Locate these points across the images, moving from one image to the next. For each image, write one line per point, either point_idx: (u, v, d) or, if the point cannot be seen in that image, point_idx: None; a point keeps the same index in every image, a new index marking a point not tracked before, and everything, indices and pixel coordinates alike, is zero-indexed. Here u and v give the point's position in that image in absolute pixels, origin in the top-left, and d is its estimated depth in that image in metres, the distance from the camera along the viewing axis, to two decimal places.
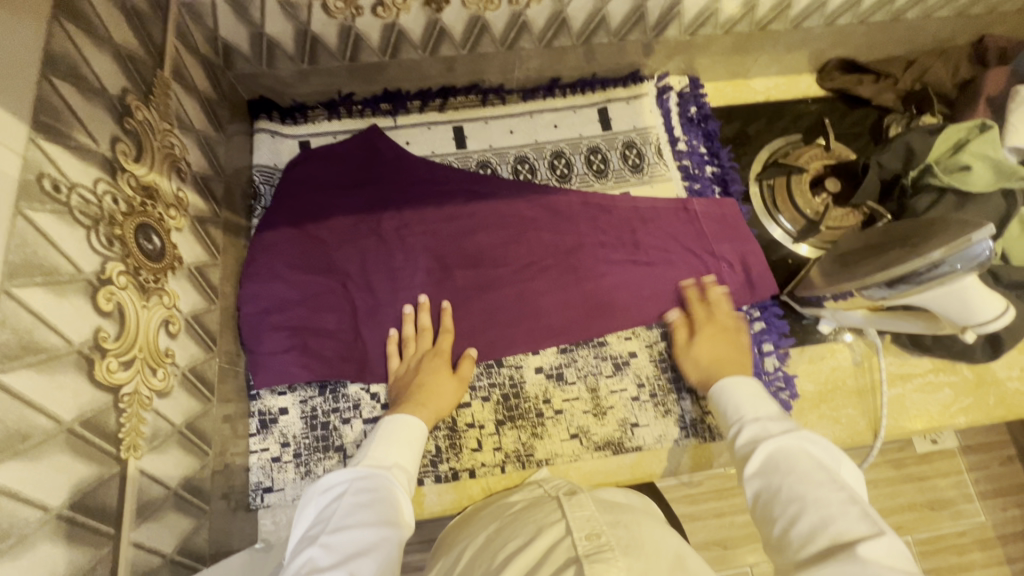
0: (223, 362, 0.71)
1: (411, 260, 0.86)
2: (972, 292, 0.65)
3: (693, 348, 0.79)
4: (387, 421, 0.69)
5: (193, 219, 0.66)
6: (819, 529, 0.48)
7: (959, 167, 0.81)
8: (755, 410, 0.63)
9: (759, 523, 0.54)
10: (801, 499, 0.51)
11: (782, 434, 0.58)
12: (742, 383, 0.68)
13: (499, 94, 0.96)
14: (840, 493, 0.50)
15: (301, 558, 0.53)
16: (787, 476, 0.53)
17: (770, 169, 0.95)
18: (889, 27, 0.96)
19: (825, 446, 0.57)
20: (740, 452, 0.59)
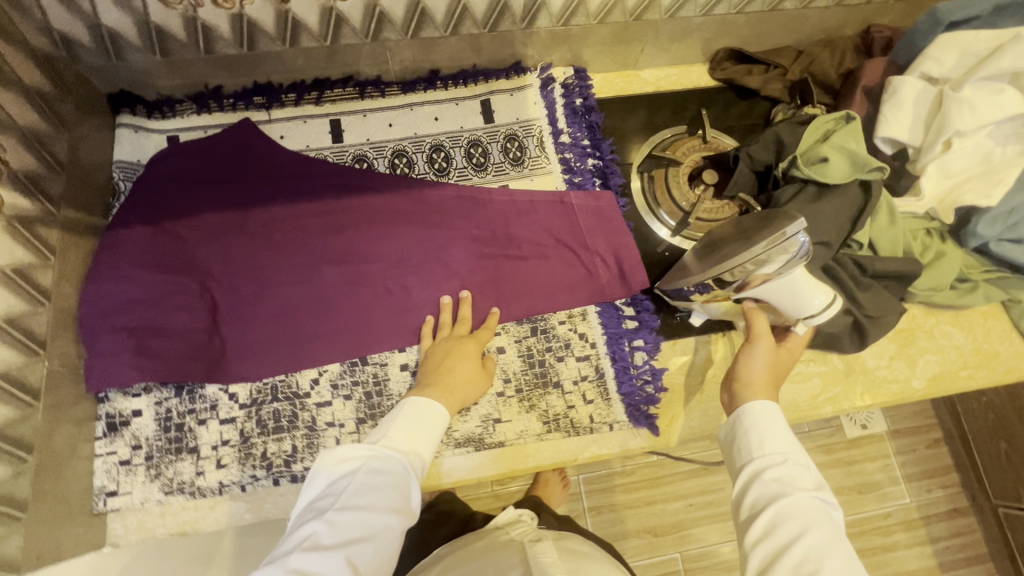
0: (58, 365, 0.69)
1: (278, 257, 0.85)
2: (797, 283, 0.67)
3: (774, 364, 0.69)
4: (411, 400, 0.69)
5: (9, 218, 0.64)
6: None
7: (819, 158, 0.81)
8: (791, 455, 0.60)
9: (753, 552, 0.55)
10: (815, 561, 0.52)
11: (810, 495, 0.57)
12: (776, 420, 0.62)
13: (377, 87, 0.95)
14: (849, 563, 0.52)
15: (309, 529, 0.55)
16: (807, 533, 0.54)
17: (649, 160, 0.95)
18: (768, 17, 0.96)
19: (833, 506, 0.58)
20: (766, 489, 0.58)
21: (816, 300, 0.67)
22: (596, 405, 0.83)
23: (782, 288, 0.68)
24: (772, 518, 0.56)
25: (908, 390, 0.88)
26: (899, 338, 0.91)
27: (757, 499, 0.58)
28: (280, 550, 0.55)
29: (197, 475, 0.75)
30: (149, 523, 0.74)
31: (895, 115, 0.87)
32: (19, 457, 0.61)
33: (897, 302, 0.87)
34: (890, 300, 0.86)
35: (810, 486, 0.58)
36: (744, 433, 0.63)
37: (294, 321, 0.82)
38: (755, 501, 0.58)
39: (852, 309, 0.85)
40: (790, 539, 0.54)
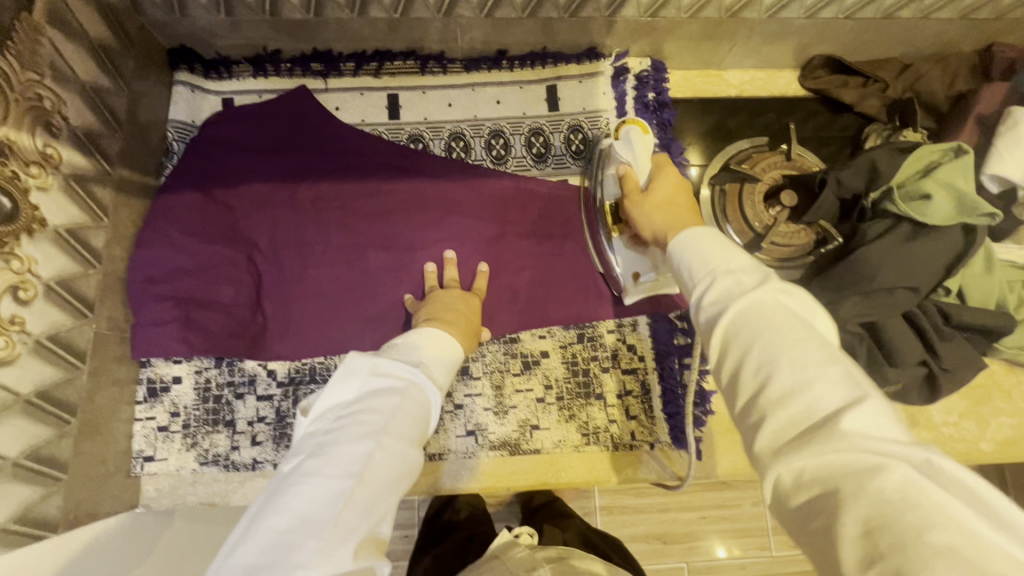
0: (104, 327, 0.69)
1: (324, 236, 0.81)
2: (619, 145, 0.74)
3: (646, 198, 0.66)
4: (432, 334, 0.63)
5: (65, 176, 0.62)
6: (793, 393, 0.37)
7: (920, 195, 0.74)
8: (725, 261, 0.47)
9: (722, 379, 0.42)
10: (772, 363, 0.39)
11: (755, 292, 0.42)
12: (706, 236, 0.50)
13: (439, 63, 0.89)
14: (819, 353, 0.38)
15: (359, 451, 0.47)
16: (757, 335, 0.40)
17: (723, 173, 0.89)
18: (880, 26, 0.86)
19: (801, 298, 0.43)
20: (706, 316, 0.44)
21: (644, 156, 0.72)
22: (638, 422, 0.80)
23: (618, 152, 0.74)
24: (724, 333, 0.42)
25: (975, 453, 0.81)
26: (972, 396, 0.84)
27: (707, 318, 0.44)
28: (320, 469, 0.45)
29: (231, 449, 0.76)
30: (181, 489, 0.75)
31: (1011, 152, 0.77)
32: (63, 420, 0.62)
33: (980, 358, 0.79)
34: (974, 355, 0.77)
35: (756, 282, 0.43)
36: (679, 265, 0.50)
37: (339, 303, 0.80)
38: (706, 333, 0.44)
39: (930, 361, 0.77)
40: (739, 350, 0.41)
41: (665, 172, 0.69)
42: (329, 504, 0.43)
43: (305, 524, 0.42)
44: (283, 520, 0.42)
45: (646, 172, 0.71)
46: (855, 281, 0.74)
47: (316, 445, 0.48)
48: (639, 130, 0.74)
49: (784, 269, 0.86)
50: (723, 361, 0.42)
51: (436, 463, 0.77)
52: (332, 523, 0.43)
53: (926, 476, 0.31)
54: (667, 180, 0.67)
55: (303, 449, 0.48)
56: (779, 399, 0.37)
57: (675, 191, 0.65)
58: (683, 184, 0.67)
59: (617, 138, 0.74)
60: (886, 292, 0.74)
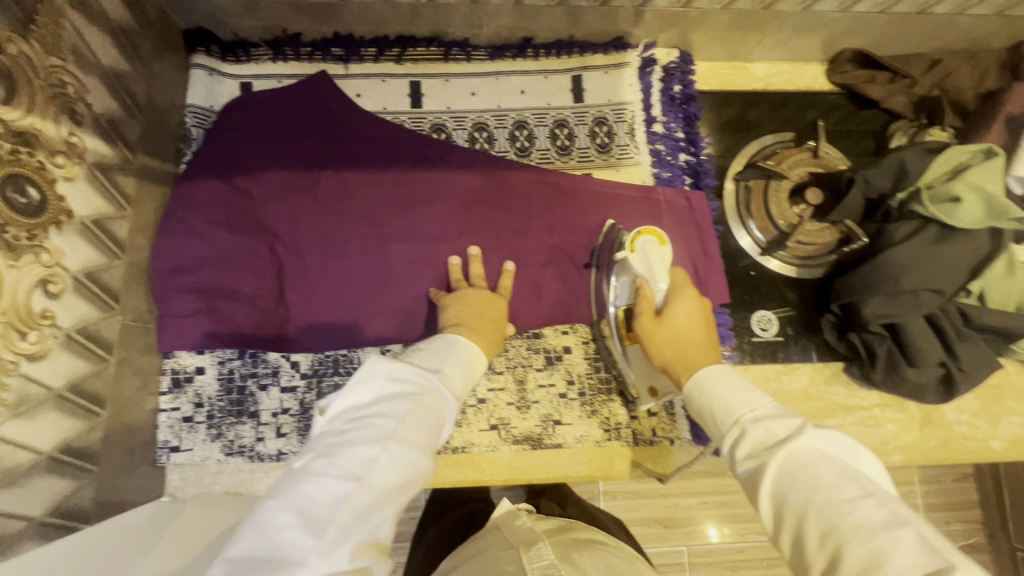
0: (129, 319, 0.68)
1: (345, 228, 0.80)
2: (634, 258, 0.71)
3: (663, 326, 0.66)
4: (449, 342, 0.63)
5: (90, 165, 0.61)
6: (868, 571, 0.38)
7: (949, 198, 0.73)
8: (750, 406, 0.52)
9: (785, 546, 0.44)
10: (835, 530, 0.41)
11: (803, 442, 0.46)
12: (724, 380, 0.57)
13: (463, 49, 0.87)
14: (877, 510, 0.40)
15: (366, 455, 0.46)
16: (808, 496, 0.43)
17: (749, 170, 0.87)
18: (912, 21, 0.85)
19: (842, 443, 0.46)
20: (743, 469, 0.48)
21: (662, 273, 0.70)
22: (659, 418, 0.81)
23: (633, 264, 0.71)
24: (776, 482, 0.45)
25: (986, 451, 0.83)
26: (984, 395, 0.85)
27: (751, 461, 0.48)
28: (326, 468, 0.45)
29: (256, 440, 0.76)
30: (206, 479, 0.76)
31: None
32: (93, 412, 0.61)
33: (995, 358, 0.80)
34: (991, 356, 0.78)
35: (789, 432, 0.48)
36: (709, 412, 0.55)
37: (361, 296, 0.79)
38: (752, 486, 0.47)
39: (947, 362, 0.78)
40: (795, 512, 0.43)
41: (685, 297, 0.68)
42: (332, 505, 0.43)
43: (306, 523, 0.42)
44: (284, 516, 0.42)
45: (662, 292, 0.70)
46: (879, 282, 0.75)
47: (325, 445, 0.47)
48: (656, 241, 0.72)
49: (808, 266, 0.87)
50: (781, 521, 0.45)
51: (459, 456, 0.78)
52: (331, 522, 0.42)
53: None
54: (687, 307, 0.67)
55: (314, 448, 0.48)
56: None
57: (694, 325, 0.66)
58: (703, 313, 0.67)
59: (634, 252, 0.71)
60: (912, 295, 0.74)
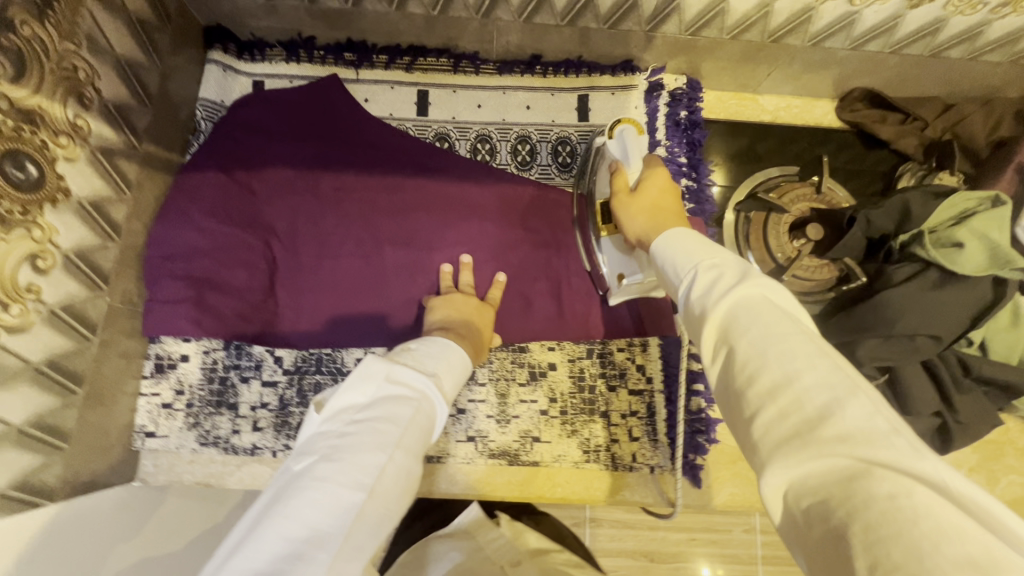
0: (117, 300, 0.69)
1: (342, 230, 0.80)
2: (613, 144, 0.71)
3: (638, 199, 0.63)
4: (435, 342, 0.63)
5: (93, 148, 0.62)
6: (784, 390, 0.33)
7: (952, 243, 0.72)
8: (706, 258, 0.45)
9: (712, 376, 0.39)
10: (763, 363, 0.35)
11: (749, 281, 0.40)
12: (681, 237, 0.50)
13: (472, 62, 0.88)
14: (806, 344, 0.35)
15: (372, 463, 0.45)
16: (750, 328, 0.37)
17: (748, 202, 0.86)
18: (926, 63, 0.84)
19: (785, 292, 0.40)
20: (693, 312, 0.42)
21: (638, 153, 0.69)
22: (641, 444, 0.79)
23: (611, 149, 0.71)
24: (717, 324, 0.39)
25: None
26: (983, 449, 0.82)
27: (701, 296, 0.42)
28: (331, 477, 0.43)
29: (232, 432, 0.76)
30: (179, 467, 0.76)
31: None
32: (70, 389, 0.62)
33: (995, 412, 0.76)
34: (992, 411, 0.75)
35: (738, 276, 0.41)
36: (665, 268, 0.49)
37: (352, 296, 0.79)
38: (696, 329, 0.41)
39: (943, 412, 0.75)
40: (726, 345, 0.38)
41: (658, 175, 0.65)
42: (341, 516, 0.42)
43: (318, 535, 0.40)
44: (289, 529, 0.40)
45: (638, 169, 0.68)
46: (875, 324, 0.73)
47: (328, 449, 0.46)
48: (635, 130, 0.70)
49: (805, 302, 0.85)
50: (715, 355, 0.39)
51: (434, 465, 0.77)
52: (343, 537, 0.41)
53: (919, 479, 0.27)
54: (658, 182, 0.65)
55: (315, 451, 0.46)
56: (770, 393, 0.34)
57: (663, 195, 0.63)
58: (671, 189, 0.65)
59: (612, 137, 0.71)
60: (909, 340, 0.72)
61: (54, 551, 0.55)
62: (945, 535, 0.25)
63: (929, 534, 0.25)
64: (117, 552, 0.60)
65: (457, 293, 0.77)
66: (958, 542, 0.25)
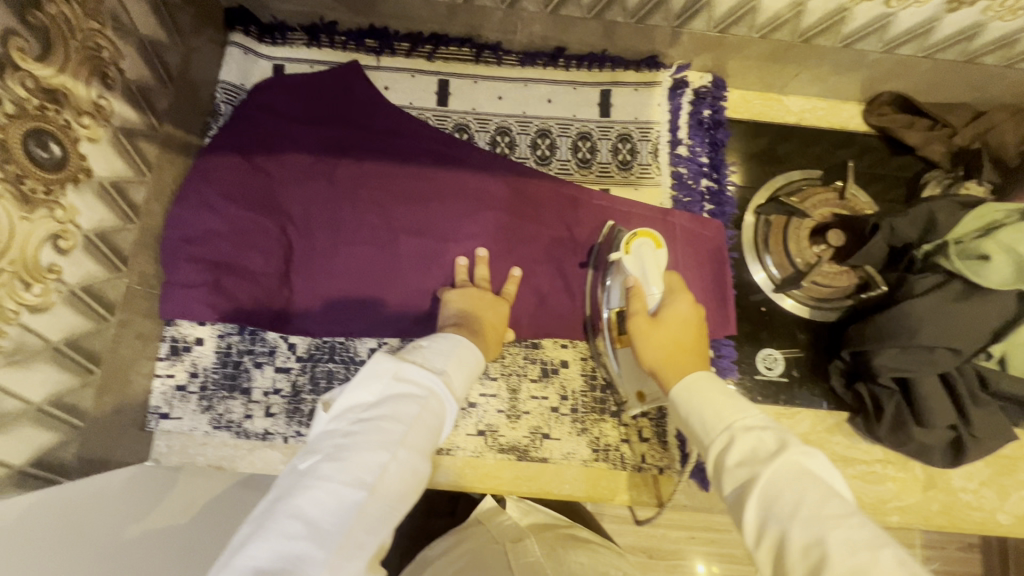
0: (135, 281, 0.69)
1: (358, 218, 0.80)
2: (627, 260, 0.71)
3: (656, 332, 0.65)
4: (446, 338, 0.62)
5: (115, 129, 0.62)
6: (838, 568, 0.38)
7: (978, 255, 0.69)
8: (740, 416, 0.50)
9: (760, 546, 0.43)
10: (819, 541, 0.39)
11: (790, 454, 0.45)
12: (709, 390, 0.55)
13: (495, 53, 0.87)
14: (858, 527, 0.40)
15: (374, 462, 0.46)
16: (796, 514, 0.41)
17: (772, 205, 0.84)
18: (960, 69, 0.82)
19: (819, 457, 0.45)
20: (730, 493, 0.46)
21: (656, 277, 0.70)
22: (650, 445, 0.79)
23: (627, 266, 0.71)
24: (759, 507, 0.44)
25: (990, 524, 0.79)
26: (995, 464, 0.81)
27: (733, 495, 0.46)
28: (335, 474, 0.45)
29: (245, 417, 0.77)
30: (191, 449, 0.77)
31: None
32: (88, 369, 0.63)
33: (1011, 428, 0.75)
34: (1008, 426, 0.74)
35: (778, 445, 0.46)
36: (688, 418, 0.54)
37: (367, 286, 0.79)
38: (737, 505, 0.45)
39: (959, 425, 0.74)
40: (773, 525, 0.42)
41: (679, 302, 0.67)
42: (343, 514, 0.43)
43: (319, 533, 0.42)
44: (293, 525, 0.42)
45: (657, 295, 0.68)
46: (894, 334, 0.72)
47: (333, 448, 0.47)
48: (651, 244, 0.72)
49: (821, 309, 0.85)
50: (760, 543, 0.43)
51: (443, 458, 0.77)
52: (344, 534, 0.42)
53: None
54: (679, 312, 0.66)
55: (320, 449, 0.47)
56: (828, 574, 0.38)
57: (684, 329, 0.65)
58: (693, 318, 0.66)
59: (628, 253, 0.71)
60: (927, 352, 0.71)
61: (75, 523, 0.55)
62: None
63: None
64: (139, 521, 0.61)
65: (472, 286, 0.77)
66: None
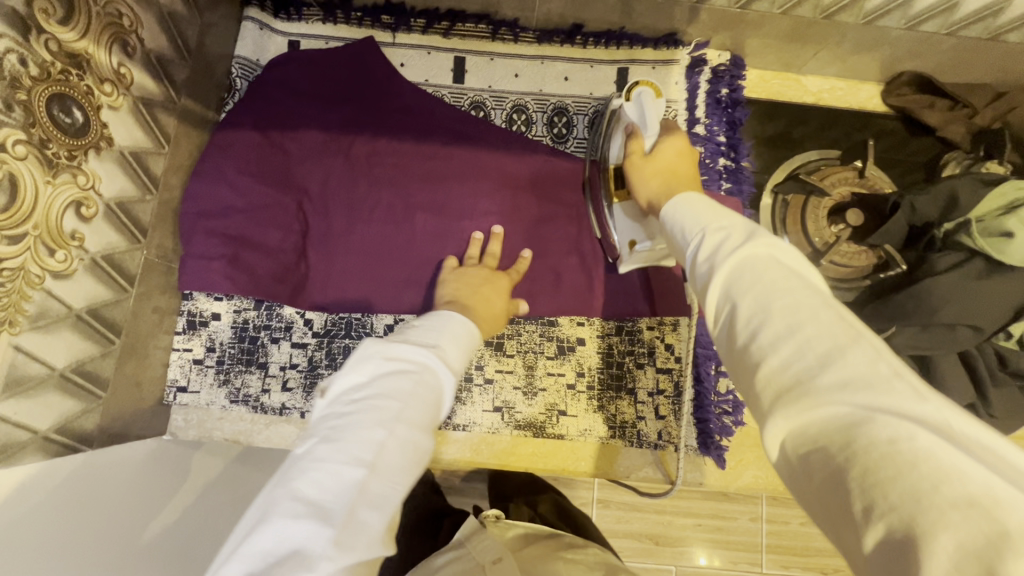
0: (153, 254, 0.69)
1: (374, 194, 0.80)
2: (630, 107, 0.73)
3: (649, 164, 0.65)
4: (437, 315, 0.60)
5: (135, 99, 0.62)
6: (784, 340, 0.32)
7: (1001, 233, 0.69)
8: (716, 222, 0.43)
9: (714, 328, 0.37)
10: (765, 312, 0.33)
11: (761, 243, 0.38)
12: (693, 200, 0.49)
13: (512, 30, 0.86)
14: (811, 299, 0.33)
15: (371, 440, 0.43)
16: (749, 288, 0.35)
17: (789, 182, 0.87)
18: (983, 47, 0.80)
19: (791, 251, 0.38)
20: (698, 276, 0.40)
21: (654, 119, 0.71)
22: (667, 423, 0.79)
23: (628, 112, 0.73)
24: (722, 291, 0.37)
25: None
26: None
27: (703, 277, 0.40)
28: (329, 457, 0.42)
29: (262, 391, 0.77)
30: (209, 423, 0.77)
31: None
32: (108, 339, 0.63)
33: None
34: None
35: (744, 237, 0.40)
36: (673, 228, 0.48)
37: (385, 263, 0.79)
38: (701, 293, 0.40)
39: (978, 403, 0.73)
40: (727, 301, 0.36)
41: (673, 139, 0.68)
42: (341, 495, 0.40)
43: (319, 516, 0.39)
44: (291, 512, 0.39)
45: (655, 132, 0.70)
46: (914, 310, 0.71)
47: (329, 430, 0.44)
48: (652, 93, 0.73)
49: (839, 289, 0.83)
50: (717, 321, 0.37)
51: (459, 434, 0.78)
52: (345, 515, 0.40)
53: (919, 422, 0.26)
54: (675, 146, 0.67)
55: (314, 433, 0.45)
56: (771, 347, 0.32)
57: (679, 159, 0.65)
58: (688, 151, 0.67)
59: (630, 100, 0.72)
60: (948, 329, 0.70)
61: (98, 505, 0.55)
62: (945, 479, 0.24)
63: (930, 478, 0.24)
64: (163, 506, 0.61)
65: (477, 265, 0.76)
66: (961, 482, 0.23)
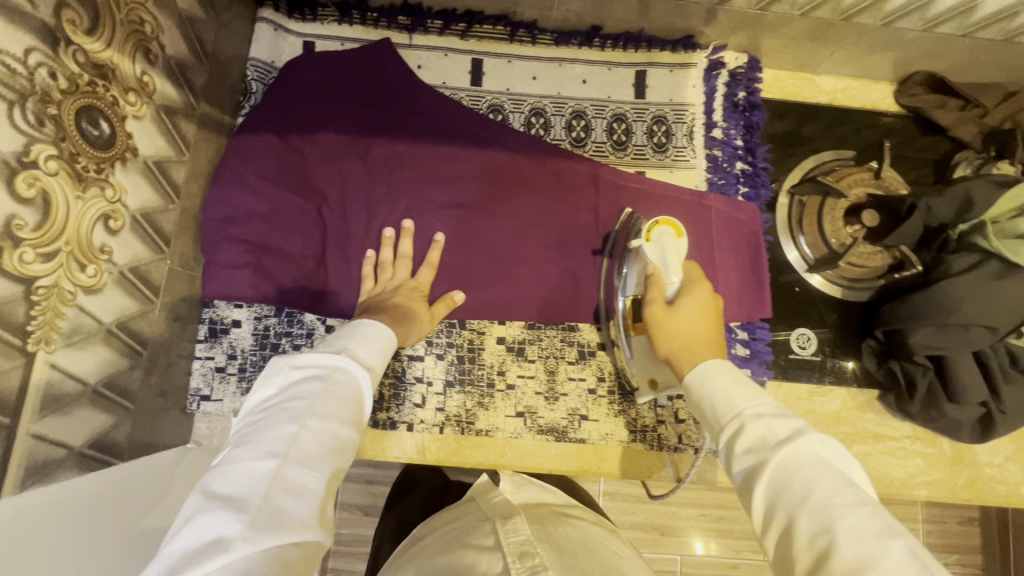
0: (176, 264, 0.69)
1: (393, 199, 0.79)
2: (649, 247, 0.69)
3: (671, 320, 0.63)
4: (355, 322, 0.62)
5: (157, 107, 0.61)
6: (859, 565, 0.37)
7: (1016, 234, 0.71)
8: (750, 403, 0.50)
9: (769, 534, 0.43)
10: (828, 530, 0.39)
11: (806, 441, 0.44)
12: (720, 372, 0.54)
13: (530, 31, 0.86)
14: (871, 518, 0.39)
15: (281, 435, 0.45)
16: (808, 494, 0.41)
17: (806, 185, 0.86)
18: (997, 48, 0.81)
19: (835, 447, 0.45)
20: (737, 470, 0.46)
21: (676, 265, 0.67)
22: (687, 426, 0.80)
23: (647, 254, 0.69)
24: (768, 488, 0.44)
25: (1014, 497, 0.81)
26: (1020, 440, 0.83)
27: (745, 470, 0.46)
28: (247, 454, 0.45)
29: None
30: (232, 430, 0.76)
31: None
32: (136, 351, 0.62)
33: None
34: None
35: (787, 431, 0.46)
36: (701, 405, 0.53)
37: None
38: (746, 486, 0.45)
39: (991, 402, 0.75)
40: (783, 510, 0.42)
41: (698, 292, 0.65)
42: (256, 484, 0.42)
43: (235, 503, 0.41)
44: (206, 508, 0.41)
45: (675, 284, 0.67)
46: (931, 313, 0.72)
47: (241, 436, 0.47)
48: (673, 232, 0.69)
49: (851, 290, 0.86)
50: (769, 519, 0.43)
51: (482, 439, 0.78)
52: (259, 497, 0.41)
53: None
54: (698, 300, 0.64)
55: (229, 443, 0.47)
56: (845, 570, 0.37)
57: (702, 320, 0.63)
58: (712, 308, 0.64)
59: (650, 241, 0.69)
60: (962, 330, 0.72)
61: (121, 505, 0.56)
62: None
63: None
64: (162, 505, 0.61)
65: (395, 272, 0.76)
66: None
